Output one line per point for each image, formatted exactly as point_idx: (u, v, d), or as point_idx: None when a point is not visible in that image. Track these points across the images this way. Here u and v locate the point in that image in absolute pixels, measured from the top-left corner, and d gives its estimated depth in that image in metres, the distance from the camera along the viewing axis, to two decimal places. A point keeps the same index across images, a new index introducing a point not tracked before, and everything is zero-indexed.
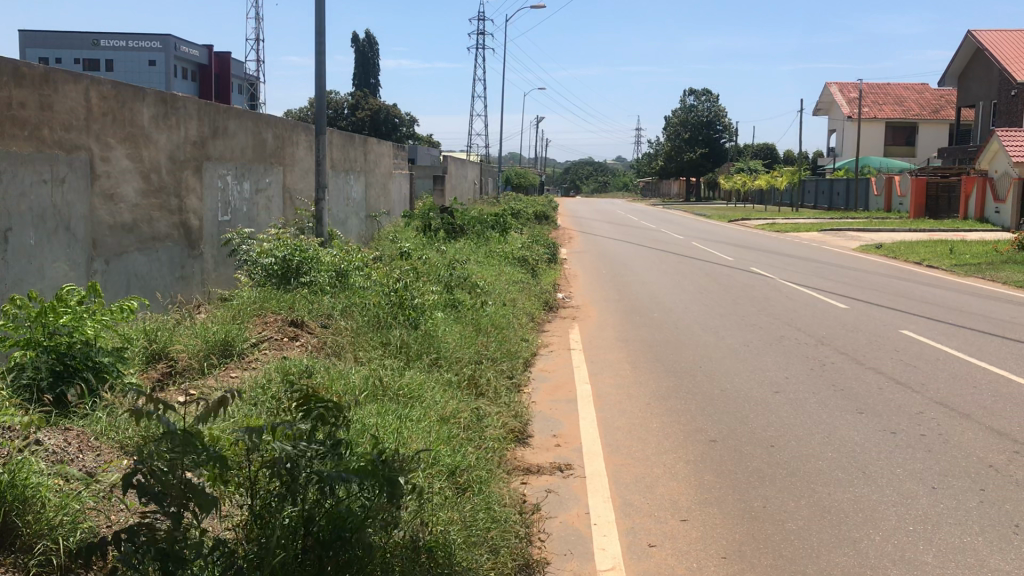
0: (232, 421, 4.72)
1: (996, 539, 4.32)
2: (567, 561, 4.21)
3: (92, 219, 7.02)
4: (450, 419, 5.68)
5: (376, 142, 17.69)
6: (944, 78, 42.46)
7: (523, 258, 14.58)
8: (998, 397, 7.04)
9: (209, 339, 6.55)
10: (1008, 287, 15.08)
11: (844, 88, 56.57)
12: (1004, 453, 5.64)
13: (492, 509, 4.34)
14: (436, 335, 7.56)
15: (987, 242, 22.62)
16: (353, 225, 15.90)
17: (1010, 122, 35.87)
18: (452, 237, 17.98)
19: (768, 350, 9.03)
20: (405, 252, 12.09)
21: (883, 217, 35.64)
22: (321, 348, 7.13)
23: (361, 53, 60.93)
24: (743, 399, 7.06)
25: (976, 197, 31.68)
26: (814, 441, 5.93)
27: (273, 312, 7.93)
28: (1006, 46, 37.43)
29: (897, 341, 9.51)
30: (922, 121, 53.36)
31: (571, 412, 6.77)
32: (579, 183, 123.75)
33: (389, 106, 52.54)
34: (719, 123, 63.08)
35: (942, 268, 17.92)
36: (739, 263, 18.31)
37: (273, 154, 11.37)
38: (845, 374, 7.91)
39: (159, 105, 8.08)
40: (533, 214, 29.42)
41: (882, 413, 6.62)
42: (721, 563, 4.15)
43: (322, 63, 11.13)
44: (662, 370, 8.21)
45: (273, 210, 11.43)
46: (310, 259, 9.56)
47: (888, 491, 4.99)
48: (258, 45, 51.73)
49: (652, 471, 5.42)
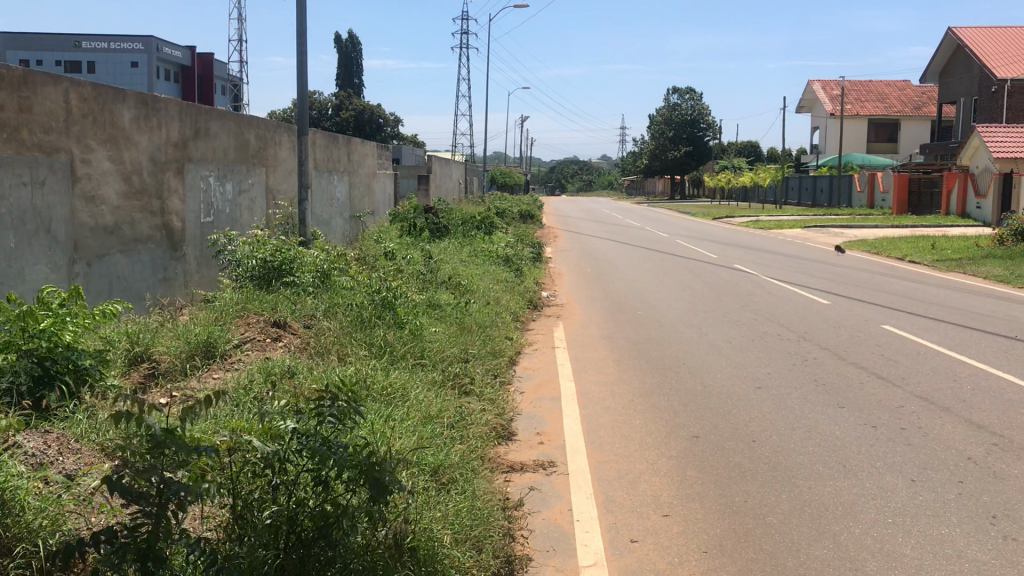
0: (209, 420, 4.70)
1: (973, 530, 4.37)
2: (549, 557, 4.23)
3: (73, 221, 7.00)
4: (435, 417, 5.69)
5: (359, 142, 17.65)
6: (925, 74, 42.73)
7: (507, 257, 14.61)
8: (977, 390, 7.12)
9: (192, 340, 6.54)
10: (986, 282, 15.23)
11: (827, 85, 56.94)
12: (982, 445, 5.70)
13: (474, 506, 4.37)
14: (421, 334, 7.60)
15: (970, 237, 22.68)
16: (336, 225, 15.82)
17: (991, 118, 36.20)
18: (437, 236, 18.02)
19: (751, 346, 9.06)
20: (387, 252, 12.09)
21: (864, 213, 35.85)
22: (304, 348, 7.08)
23: (345, 54, 60.58)
24: (727, 395, 7.09)
25: (957, 192, 31.87)
26: (795, 436, 5.97)
27: (255, 313, 7.89)
28: (985, 44, 37.80)
29: (878, 335, 9.58)
30: (904, 118, 53.71)
31: (555, 410, 6.80)
32: (565, 183, 123.86)
33: (373, 106, 52.46)
34: (702, 121, 63.36)
35: (924, 264, 18.04)
36: (723, 261, 18.33)
37: (255, 155, 11.34)
38: (826, 368, 7.97)
39: (140, 106, 8.06)
40: (518, 212, 29.41)
41: (863, 407, 6.67)
42: (702, 557, 4.17)
43: (303, 63, 11.11)
44: (646, 367, 8.24)
45: (255, 211, 11.39)
46: (292, 260, 9.51)
47: (866, 484, 5.02)
48: (240, 47, 51.67)
49: (635, 468, 5.44)
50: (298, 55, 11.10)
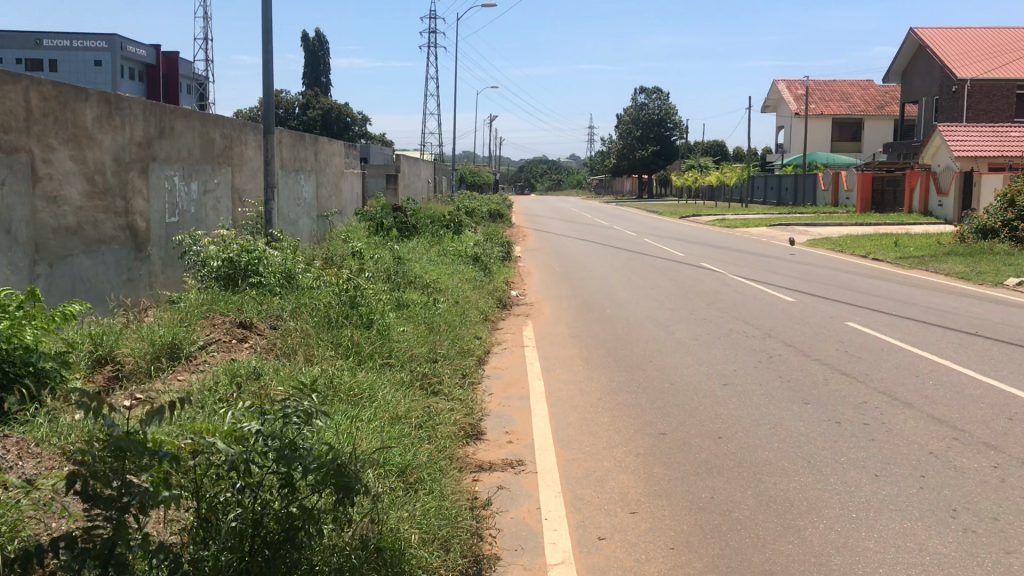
0: (172, 423, 4.67)
1: (934, 523, 4.43)
2: (518, 555, 4.24)
3: (34, 221, 6.92)
4: (403, 417, 5.68)
5: (326, 141, 17.56)
6: (888, 74, 43.22)
7: (476, 256, 14.60)
8: (938, 385, 7.22)
9: (156, 341, 6.48)
10: (948, 279, 15.43)
11: (792, 85, 57.45)
12: (943, 440, 5.78)
13: (442, 506, 4.37)
14: (389, 334, 7.59)
15: (933, 234, 22.98)
16: (303, 224, 15.73)
17: (952, 117, 36.70)
18: (405, 236, 17.97)
19: (718, 344, 9.13)
20: (355, 251, 12.05)
21: (829, 212, 36.20)
22: (271, 349, 7.05)
23: (311, 52, 60.38)
24: (694, 392, 7.14)
25: (920, 191, 32.26)
26: (760, 432, 6.02)
27: (221, 314, 7.83)
28: (946, 44, 38.34)
29: (842, 332, 9.69)
30: (867, 117, 54.30)
31: (523, 409, 6.81)
32: (533, 182, 124.01)
33: (340, 105, 52.22)
34: (669, 120, 63.69)
35: (887, 261, 18.24)
36: (690, 259, 18.43)
37: (221, 154, 11.26)
38: (791, 365, 8.04)
39: (103, 106, 7.98)
40: (487, 210, 29.40)
41: (827, 403, 6.74)
42: (669, 553, 4.20)
43: (268, 62, 11.04)
44: (614, 365, 8.27)
45: (221, 210, 11.31)
46: (258, 260, 9.46)
47: (830, 480, 5.08)
48: (206, 45, 51.21)
49: (603, 466, 5.46)
50: (263, 53, 11.04)
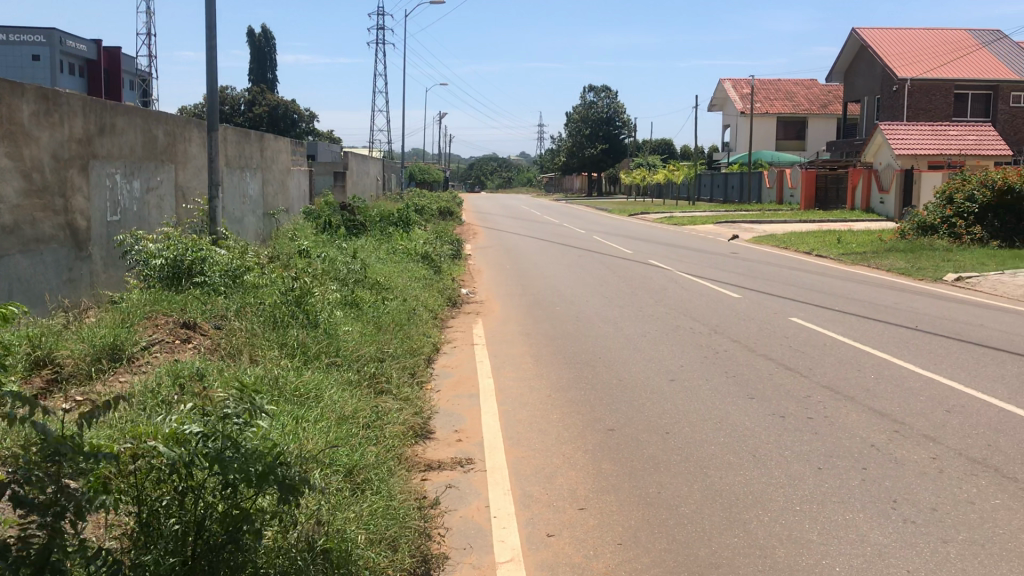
0: (112, 427, 4.57)
1: (876, 515, 4.49)
2: (466, 554, 4.22)
3: None
4: (350, 417, 5.63)
5: (271, 138, 17.36)
6: (831, 73, 43.90)
7: (424, 254, 14.54)
8: (880, 378, 7.34)
9: (97, 342, 6.35)
10: (889, 274, 15.70)
11: (738, 83, 58.12)
12: (884, 432, 5.87)
13: (390, 506, 4.34)
14: (336, 333, 7.52)
15: (875, 231, 23.38)
16: (249, 223, 15.53)
17: (893, 116, 37.41)
18: (353, 234, 17.83)
19: (665, 340, 9.18)
20: (301, 250, 11.93)
21: (774, 209, 36.65)
22: (215, 349, 6.95)
23: (257, 48, 59.81)
24: (642, 388, 7.17)
25: (862, 188, 32.79)
26: (707, 427, 6.06)
27: (164, 314, 7.70)
28: (886, 44, 39.08)
29: (786, 328, 9.81)
30: (811, 116, 55.12)
31: (472, 407, 6.79)
32: (481, 179, 123.94)
33: (287, 101, 51.71)
34: (617, 118, 64.04)
35: (831, 257, 18.53)
36: (637, 256, 18.54)
37: (164, 151, 11.08)
38: (737, 360, 8.12)
39: (41, 101, 7.81)
40: (436, 208, 29.29)
41: (772, 398, 6.81)
42: (617, 549, 4.21)
43: (212, 57, 10.88)
44: (562, 362, 8.28)
45: (165, 209, 11.12)
46: (202, 259, 9.32)
47: (775, 473, 5.13)
48: (149, 41, 50.29)
49: (551, 463, 5.46)
50: (207, 49, 10.88)
